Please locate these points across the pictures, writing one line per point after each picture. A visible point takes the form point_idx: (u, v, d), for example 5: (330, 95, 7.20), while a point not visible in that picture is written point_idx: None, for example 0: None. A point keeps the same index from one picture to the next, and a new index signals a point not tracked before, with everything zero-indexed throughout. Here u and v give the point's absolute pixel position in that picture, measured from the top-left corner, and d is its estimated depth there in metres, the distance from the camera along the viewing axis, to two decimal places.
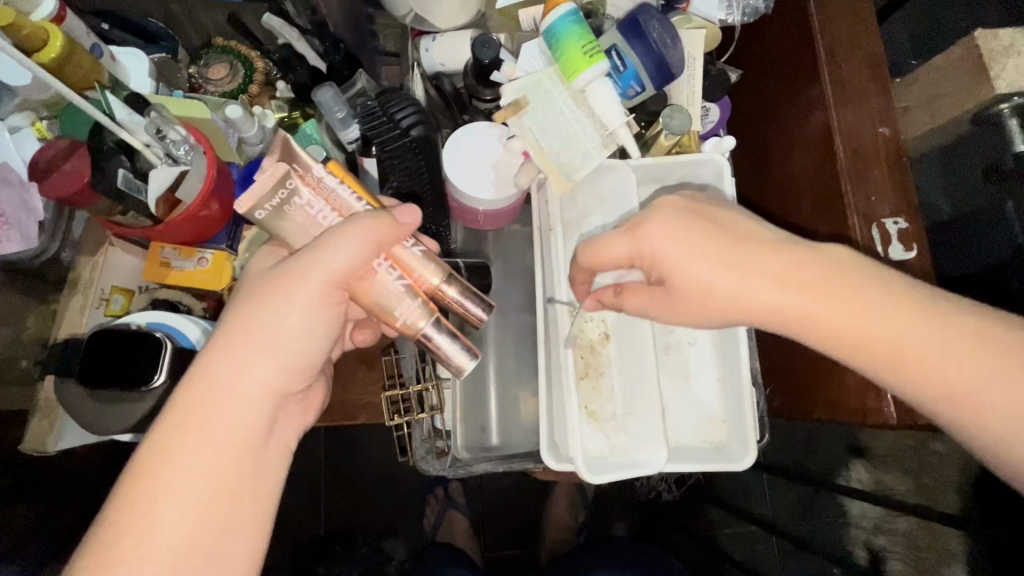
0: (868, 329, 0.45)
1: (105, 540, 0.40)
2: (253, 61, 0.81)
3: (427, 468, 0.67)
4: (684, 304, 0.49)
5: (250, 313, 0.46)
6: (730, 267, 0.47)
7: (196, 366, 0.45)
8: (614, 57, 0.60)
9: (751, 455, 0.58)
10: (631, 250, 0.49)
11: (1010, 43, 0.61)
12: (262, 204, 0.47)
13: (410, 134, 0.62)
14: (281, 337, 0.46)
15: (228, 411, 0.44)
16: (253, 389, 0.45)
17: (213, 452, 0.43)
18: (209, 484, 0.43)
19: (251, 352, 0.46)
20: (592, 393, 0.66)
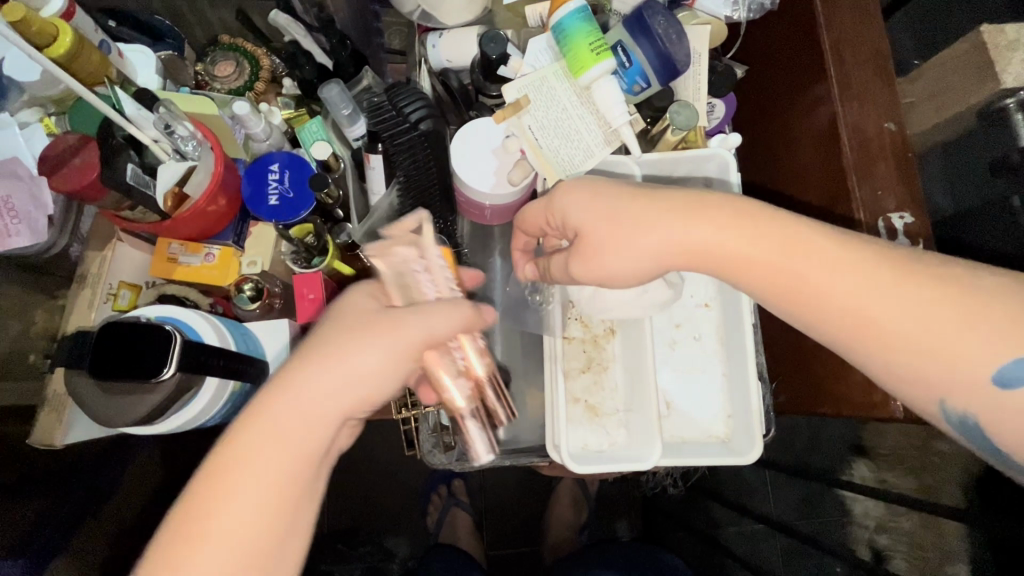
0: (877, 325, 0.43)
1: (168, 536, 0.41)
2: (260, 58, 0.81)
3: (433, 461, 0.68)
4: (607, 271, 0.50)
5: (337, 339, 0.46)
6: (634, 227, 0.48)
7: (268, 391, 0.44)
8: (620, 52, 0.60)
9: (756, 449, 0.58)
10: (544, 209, 0.53)
11: (1016, 38, 0.60)
12: (389, 258, 0.52)
13: (419, 128, 0.63)
14: (354, 377, 0.45)
15: (299, 435, 0.44)
16: (326, 422, 0.44)
17: (277, 473, 0.43)
18: (267, 508, 0.42)
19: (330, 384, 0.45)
20: (592, 386, 0.66)
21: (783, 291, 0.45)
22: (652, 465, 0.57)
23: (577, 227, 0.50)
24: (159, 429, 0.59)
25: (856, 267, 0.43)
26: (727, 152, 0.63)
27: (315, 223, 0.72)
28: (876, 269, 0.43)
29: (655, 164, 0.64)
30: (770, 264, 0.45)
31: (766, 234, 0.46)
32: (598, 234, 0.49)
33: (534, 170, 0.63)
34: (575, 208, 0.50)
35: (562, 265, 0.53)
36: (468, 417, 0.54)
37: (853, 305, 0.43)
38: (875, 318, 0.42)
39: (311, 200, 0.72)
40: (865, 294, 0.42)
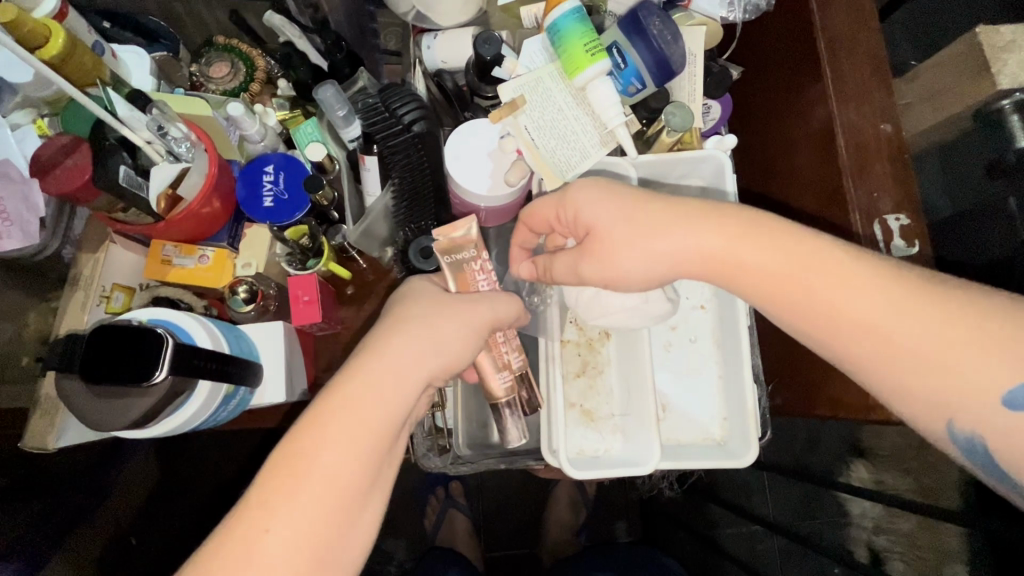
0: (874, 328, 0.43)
1: (260, 486, 0.41)
2: (255, 59, 0.81)
3: (428, 463, 0.68)
4: (616, 270, 0.50)
5: (417, 312, 0.50)
6: (677, 212, 0.49)
7: (356, 359, 0.46)
8: (615, 53, 0.60)
9: (752, 452, 0.58)
10: (557, 203, 0.53)
11: (1013, 39, 0.59)
12: (457, 251, 0.57)
13: (413, 129, 0.61)
14: (435, 347, 0.49)
15: (388, 394, 0.45)
16: (412, 385, 0.46)
17: (367, 428, 0.44)
18: (356, 461, 0.43)
19: (415, 350, 0.48)
20: (588, 390, 0.66)
21: (776, 294, 0.45)
22: (651, 469, 0.57)
23: (589, 225, 0.51)
24: (155, 433, 0.58)
25: (860, 275, 0.43)
26: (724, 154, 0.63)
27: (311, 224, 0.73)
28: (879, 277, 0.42)
29: (650, 165, 0.64)
30: (767, 265, 0.45)
31: (762, 238, 0.46)
32: (614, 232, 0.49)
33: (531, 170, 0.62)
34: (590, 205, 0.50)
35: (568, 265, 0.53)
36: (506, 407, 0.57)
37: (849, 307, 0.43)
38: (873, 322, 0.42)
39: (306, 201, 0.72)
40: (870, 303, 0.42)
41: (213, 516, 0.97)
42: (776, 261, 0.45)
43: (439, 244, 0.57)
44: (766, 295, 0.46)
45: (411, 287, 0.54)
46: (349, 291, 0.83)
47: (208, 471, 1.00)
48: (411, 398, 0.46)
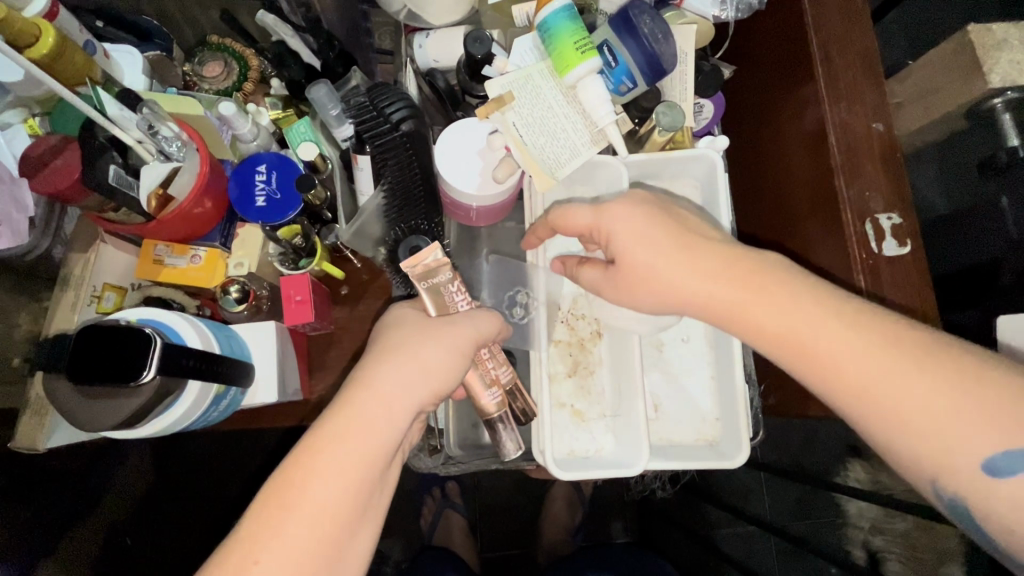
0: (860, 327, 0.43)
1: (251, 521, 0.41)
2: (248, 59, 0.81)
3: (419, 463, 0.67)
4: (635, 299, 0.52)
5: (402, 338, 0.50)
6: (668, 253, 0.49)
7: (345, 391, 0.46)
8: (606, 52, 0.60)
9: (744, 453, 0.58)
10: (592, 223, 0.53)
11: (1004, 37, 0.59)
12: (434, 275, 0.56)
13: (401, 129, 0.61)
14: (424, 370, 0.49)
15: (377, 421, 0.45)
16: (400, 410, 0.46)
17: (358, 456, 0.44)
18: (348, 490, 0.43)
19: (401, 375, 0.48)
20: (579, 391, 0.65)
21: (760, 295, 0.46)
22: (640, 470, 0.57)
23: (619, 252, 0.51)
24: (141, 434, 0.58)
25: (813, 295, 0.45)
26: (715, 153, 0.62)
27: (303, 224, 0.73)
28: (828, 302, 0.44)
29: (642, 164, 0.64)
30: (725, 297, 0.47)
31: (719, 258, 0.48)
32: (638, 262, 0.50)
33: (519, 168, 0.62)
34: (624, 235, 0.50)
35: (597, 280, 0.55)
36: (499, 422, 0.57)
37: (830, 309, 0.44)
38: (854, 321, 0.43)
39: (299, 200, 0.71)
40: (820, 325, 0.44)
41: (208, 516, 0.97)
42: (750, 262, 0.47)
43: (412, 273, 0.56)
44: (733, 308, 0.47)
45: (399, 313, 0.54)
46: (344, 291, 0.83)
47: (203, 470, 1.00)
48: (400, 424, 0.46)
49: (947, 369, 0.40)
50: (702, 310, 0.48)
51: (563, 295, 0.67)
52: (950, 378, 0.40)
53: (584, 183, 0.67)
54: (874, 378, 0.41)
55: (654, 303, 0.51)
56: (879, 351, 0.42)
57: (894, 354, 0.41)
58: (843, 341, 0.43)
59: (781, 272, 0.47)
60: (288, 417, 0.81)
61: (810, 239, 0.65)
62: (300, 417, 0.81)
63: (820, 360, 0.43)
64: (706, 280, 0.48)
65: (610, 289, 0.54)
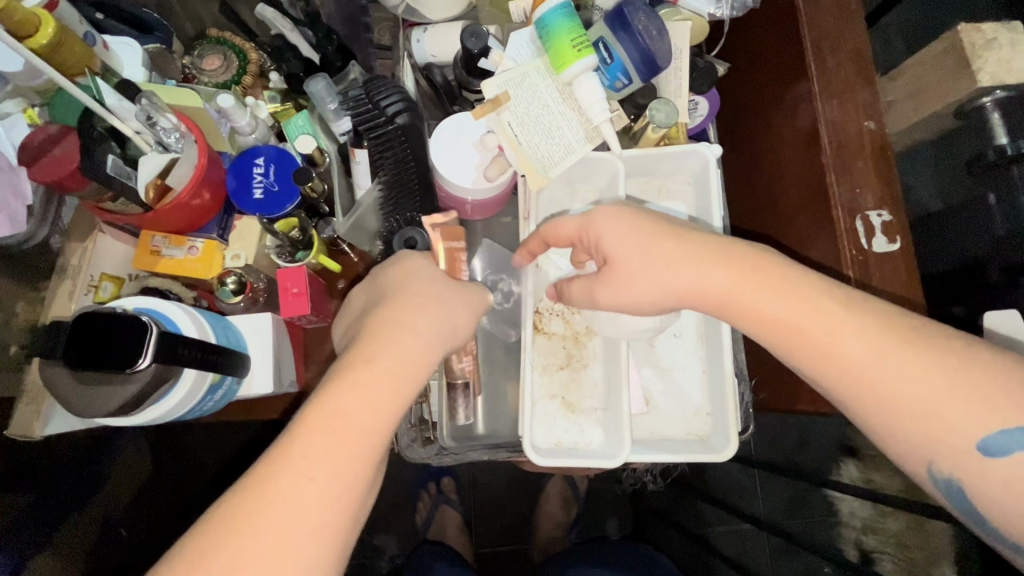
0: (844, 327, 0.43)
1: (299, 441, 0.42)
2: (248, 52, 0.81)
3: (412, 454, 0.67)
4: (632, 297, 0.50)
5: (428, 285, 0.53)
6: (656, 246, 0.49)
7: (379, 329, 0.48)
8: (602, 49, 0.60)
9: (732, 446, 0.57)
10: (581, 229, 0.53)
11: (994, 36, 0.59)
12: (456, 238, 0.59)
13: (396, 122, 0.61)
14: (439, 318, 0.51)
15: (412, 357, 0.48)
16: (432, 350, 0.49)
17: (398, 386, 0.46)
18: (391, 416, 0.45)
19: (431, 317, 0.50)
20: (570, 384, 0.66)
21: (750, 300, 0.46)
22: (620, 462, 0.58)
23: (610, 254, 0.51)
24: (138, 421, 0.59)
25: (805, 292, 0.45)
26: (710, 151, 0.62)
27: (300, 217, 0.74)
28: (813, 293, 0.45)
29: (636, 160, 0.65)
30: (715, 286, 0.47)
31: (696, 255, 0.48)
32: (631, 267, 0.50)
33: (512, 168, 0.62)
34: (615, 237, 0.50)
35: (584, 288, 0.54)
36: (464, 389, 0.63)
37: (823, 310, 0.44)
38: (834, 319, 0.43)
39: (297, 193, 0.73)
40: (810, 318, 0.44)
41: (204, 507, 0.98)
42: (746, 261, 0.47)
43: (434, 234, 0.59)
44: (726, 299, 0.47)
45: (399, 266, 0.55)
46: (341, 285, 0.83)
47: None
48: (432, 363, 0.49)
49: (928, 348, 0.41)
50: (698, 303, 0.49)
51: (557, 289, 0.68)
52: (942, 374, 0.40)
53: (585, 180, 0.68)
54: (874, 365, 0.42)
55: (657, 299, 0.50)
56: (862, 339, 0.42)
57: (878, 333, 0.42)
58: (834, 329, 0.43)
59: (774, 262, 0.47)
60: (283, 409, 0.81)
61: (801, 236, 0.66)
62: (295, 409, 0.82)
63: (813, 350, 0.44)
64: (699, 268, 0.48)
65: (600, 289, 0.52)
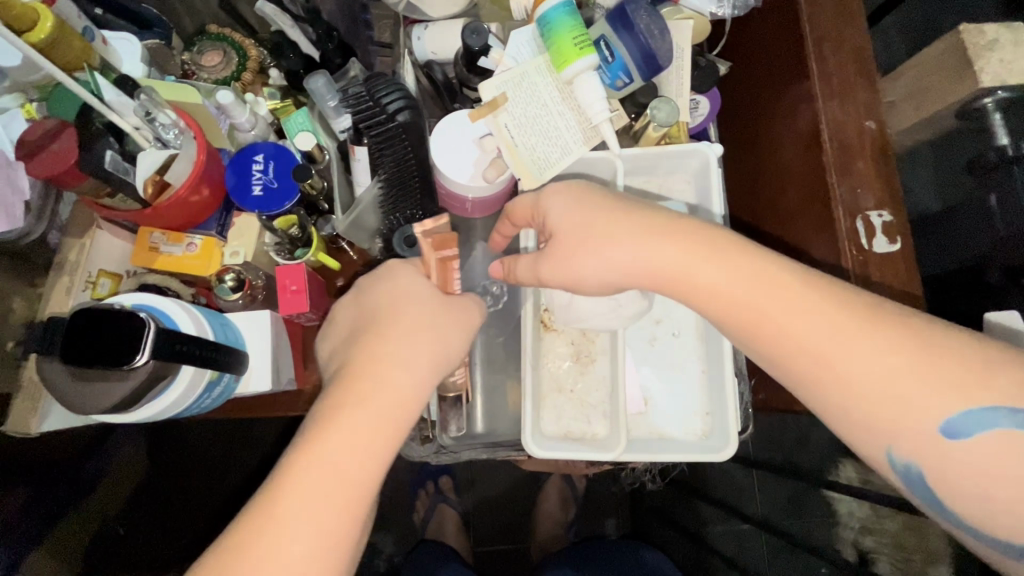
0: (815, 313, 0.43)
1: (277, 494, 0.43)
2: (247, 49, 0.81)
3: (411, 452, 0.68)
4: (576, 274, 0.50)
5: (407, 319, 0.51)
6: (600, 221, 0.49)
7: (353, 373, 0.48)
8: (602, 47, 0.60)
9: (732, 447, 0.57)
10: (533, 206, 0.53)
11: (995, 38, 0.59)
12: (446, 246, 0.55)
13: (397, 120, 0.61)
14: (426, 349, 0.50)
15: (386, 399, 0.48)
16: (408, 389, 0.49)
17: (372, 433, 0.46)
18: (368, 465, 0.45)
19: (407, 355, 0.50)
20: (577, 375, 0.64)
21: (723, 294, 0.46)
22: (614, 456, 0.58)
23: (553, 228, 0.51)
24: (133, 419, 0.58)
25: (788, 282, 0.44)
26: (712, 151, 0.62)
27: (300, 215, 0.73)
28: (797, 281, 0.44)
29: (637, 159, 0.64)
30: (675, 266, 0.47)
31: (650, 233, 0.48)
32: (570, 241, 0.50)
33: (510, 170, 0.62)
34: (559, 208, 0.51)
35: (528, 265, 0.53)
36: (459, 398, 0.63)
37: (793, 293, 0.44)
38: (804, 304, 0.43)
39: (296, 190, 0.72)
40: (777, 305, 0.44)
41: None
42: (712, 244, 0.46)
43: (426, 240, 0.54)
44: (686, 279, 0.47)
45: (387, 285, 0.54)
46: (339, 283, 0.83)
47: None
48: (411, 403, 0.48)
49: (904, 339, 0.41)
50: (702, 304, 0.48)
51: None
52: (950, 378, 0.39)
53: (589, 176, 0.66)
54: (865, 363, 0.41)
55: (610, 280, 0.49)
56: (861, 333, 0.41)
57: (847, 319, 0.42)
58: (811, 318, 0.43)
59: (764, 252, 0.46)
60: (282, 407, 0.81)
61: (802, 235, 0.66)
62: (293, 407, 0.81)
63: (787, 344, 0.43)
64: (656, 245, 0.47)
65: (544, 265, 0.51)
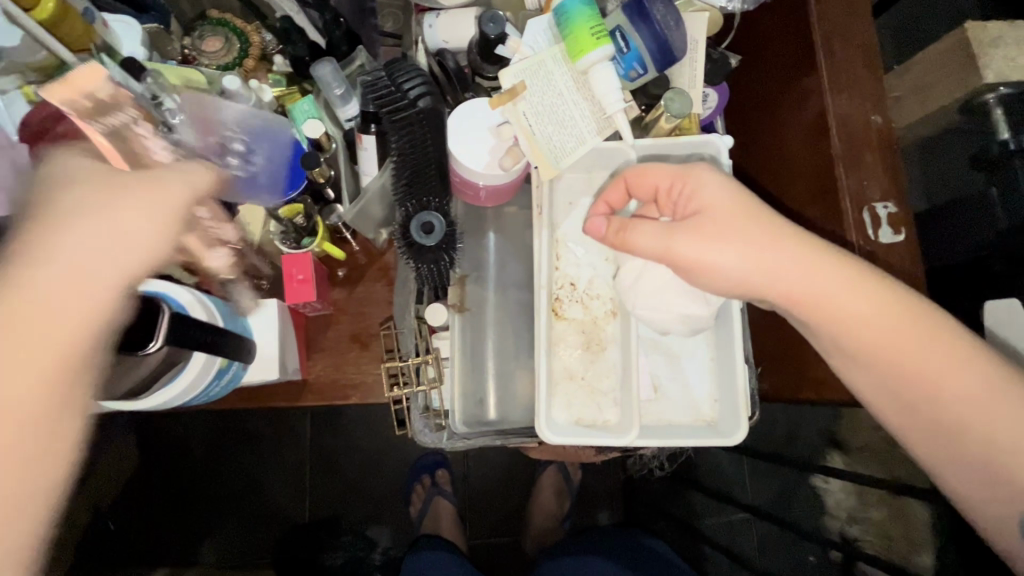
0: (901, 320, 0.47)
1: None
2: (249, 35, 0.80)
3: (425, 440, 0.68)
4: (707, 255, 0.49)
5: (77, 200, 0.39)
6: (743, 212, 0.50)
7: (15, 271, 0.36)
8: (619, 38, 0.61)
9: (743, 429, 0.59)
10: (674, 178, 0.53)
11: (998, 35, 0.62)
12: (105, 116, 0.48)
13: (418, 105, 0.61)
14: (91, 248, 0.38)
15: (35, 319, 0.35)
16: (103, 288, 0.38)
17: (40, 350, 0.35)
18: (47, 394, 0.36)
19: (79, 244, 0.38)
20: (587, 362, 0.64)
21: (815, 297, 0.48)
22: (628, 441, 0.59)
23: (703, 206, 0.51)
24: (146, 406, 0.58)
25: (884, 294, 0.48)
26: (720, 141, 0.63)
27: (307, 203, 0.73)
28: (888, 293, 0.48)
29: (648, 151, 0.65)
30: (788, 262, 0.48)
31: (778, 235, 0.49)
32: (720, 221, 0.50)
33: (526, 158, 0.62)
34: (713, 187, 0.51)
35: (656, 236, 0.51)
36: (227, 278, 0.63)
37: (887, 301, 0.48)
38: (901, 304, 0.48)
39: (302, 178, 0.72)
40: (867, 308, 0.47)
41: None
42: (825, 248, 0.49)
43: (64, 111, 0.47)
44: (802, 272, 0.48)
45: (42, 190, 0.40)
46: (342, 273, 0.82)
47: None
48: (97, 296, 0.38)
49: (964, 355, 0.47)
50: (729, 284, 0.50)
51: (579, 273, 0.66)
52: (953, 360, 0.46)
53: (602, 167, 0.67)
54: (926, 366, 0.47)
55: (733, 267, 0.49)
56: (927, 344, 0.47)
57: (913, 328, 0.47)
58: (887, 321, 0.47)
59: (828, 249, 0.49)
60: (285, 398, 0.80)
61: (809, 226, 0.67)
62: (298, 398, 0.80)
63: (858, 332, 0.48)
64: (776, 240, 0.49)
65: (680, 236, 0.50)
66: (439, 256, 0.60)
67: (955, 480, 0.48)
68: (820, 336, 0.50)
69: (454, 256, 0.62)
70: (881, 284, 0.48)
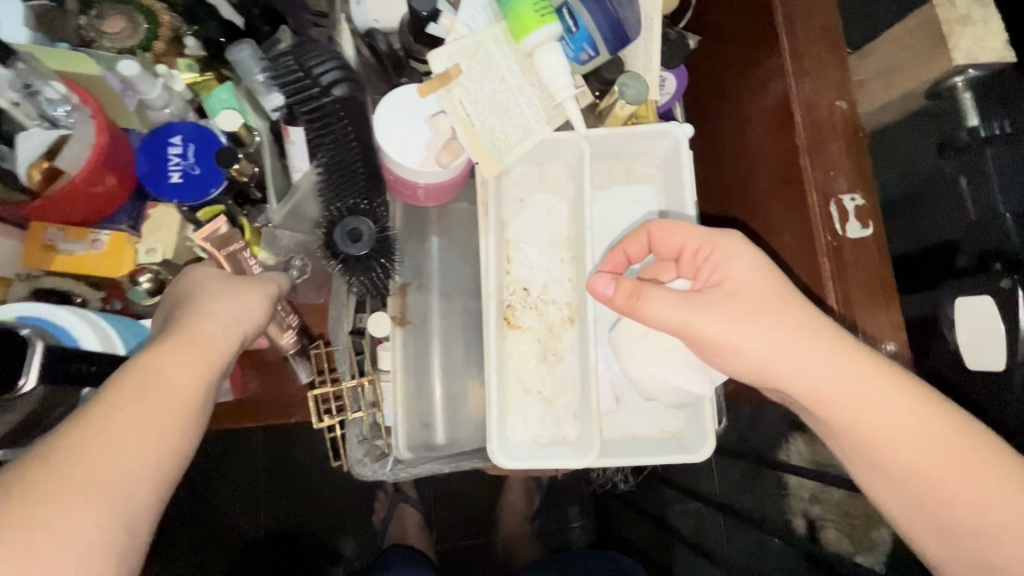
0: (925, 425, 0.44)
1: (76, 443, 0.35)
2: (158, 13, 0.66)
3: (363, 472, 0.60)
4: (723, 334, 0.47)
5: (215, 281, 0.50)
6: (774, 293, 0.48)
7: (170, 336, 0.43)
8: (565, 15, 0.55)
9: (709, 445, 0.55)
10: (699, 243, 0.51)
11: (967, 13, 0.57)
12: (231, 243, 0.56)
13: (332, 93, 0.54)
14: (225, 312, 0.47)
15: (186, 359, 0.42)
16: (227, 337, 0.46)
17: (180, 383, 0.40)
18: (169, 411, 0.39)
19: (214, 305, 0.47)
20: (546, 375, 0.59)
21: (825, 386, 0.46)
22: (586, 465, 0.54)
23: (728, 278, 0.49)
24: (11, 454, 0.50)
25: (914, 394, 0.45)
26: (681, 130, 0.58)
27: (227, 205, 0.65)
28: (920, 397, 0.45)
29: (602, 140, 0.59)
30: (818, 347, 0.46)
31: (806, 314, 0.47)
32: (744, 299, 0.48)
33: (466, 153, 0.55)
34: (742, 263, 0.49)
35: (675, 304, 0.47)
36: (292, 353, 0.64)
37: (919, 411, 0.44)
38: (934, 411, 0.44)
39: (221, 177, 0.63)
40: (894, 408, 0.44)
41: None
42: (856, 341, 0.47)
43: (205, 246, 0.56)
44: (830, 358, 0.46)
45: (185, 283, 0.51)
46: None
47: None
48: (231, 343, 0.46)
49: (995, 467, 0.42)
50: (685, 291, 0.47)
51: (532, 277, 0.61)
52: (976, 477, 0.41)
53: (553, 159, 0.61)
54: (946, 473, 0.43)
55: (754, 351, 0.47)
56: (946, 456, 0.43)
57: (943, 439, 0.43)
58: (911, 420, 0.44)
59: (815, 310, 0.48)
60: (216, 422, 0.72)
61: (773, 218, 0.64)
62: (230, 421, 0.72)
63: (879, 434, 0.45)
64: (809, 326, 0.47)
65: (700, 308, 0.47)
66: (370, 265, 0.53)
67: (902, 498, 0.45)
68: (790, 343, 0.46)
69: (389, 262, 0.55)
70: (917, 391, 0.45)
